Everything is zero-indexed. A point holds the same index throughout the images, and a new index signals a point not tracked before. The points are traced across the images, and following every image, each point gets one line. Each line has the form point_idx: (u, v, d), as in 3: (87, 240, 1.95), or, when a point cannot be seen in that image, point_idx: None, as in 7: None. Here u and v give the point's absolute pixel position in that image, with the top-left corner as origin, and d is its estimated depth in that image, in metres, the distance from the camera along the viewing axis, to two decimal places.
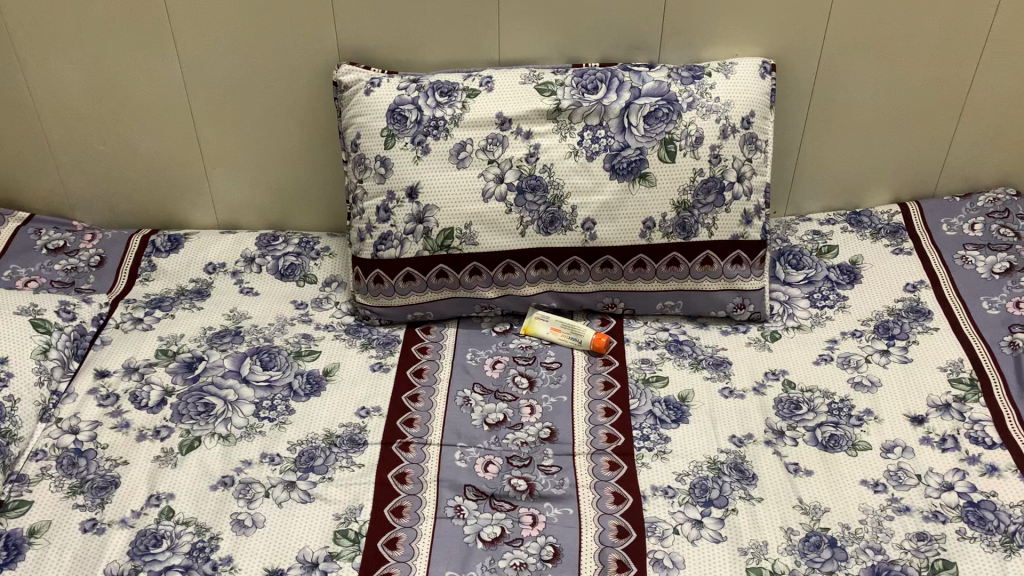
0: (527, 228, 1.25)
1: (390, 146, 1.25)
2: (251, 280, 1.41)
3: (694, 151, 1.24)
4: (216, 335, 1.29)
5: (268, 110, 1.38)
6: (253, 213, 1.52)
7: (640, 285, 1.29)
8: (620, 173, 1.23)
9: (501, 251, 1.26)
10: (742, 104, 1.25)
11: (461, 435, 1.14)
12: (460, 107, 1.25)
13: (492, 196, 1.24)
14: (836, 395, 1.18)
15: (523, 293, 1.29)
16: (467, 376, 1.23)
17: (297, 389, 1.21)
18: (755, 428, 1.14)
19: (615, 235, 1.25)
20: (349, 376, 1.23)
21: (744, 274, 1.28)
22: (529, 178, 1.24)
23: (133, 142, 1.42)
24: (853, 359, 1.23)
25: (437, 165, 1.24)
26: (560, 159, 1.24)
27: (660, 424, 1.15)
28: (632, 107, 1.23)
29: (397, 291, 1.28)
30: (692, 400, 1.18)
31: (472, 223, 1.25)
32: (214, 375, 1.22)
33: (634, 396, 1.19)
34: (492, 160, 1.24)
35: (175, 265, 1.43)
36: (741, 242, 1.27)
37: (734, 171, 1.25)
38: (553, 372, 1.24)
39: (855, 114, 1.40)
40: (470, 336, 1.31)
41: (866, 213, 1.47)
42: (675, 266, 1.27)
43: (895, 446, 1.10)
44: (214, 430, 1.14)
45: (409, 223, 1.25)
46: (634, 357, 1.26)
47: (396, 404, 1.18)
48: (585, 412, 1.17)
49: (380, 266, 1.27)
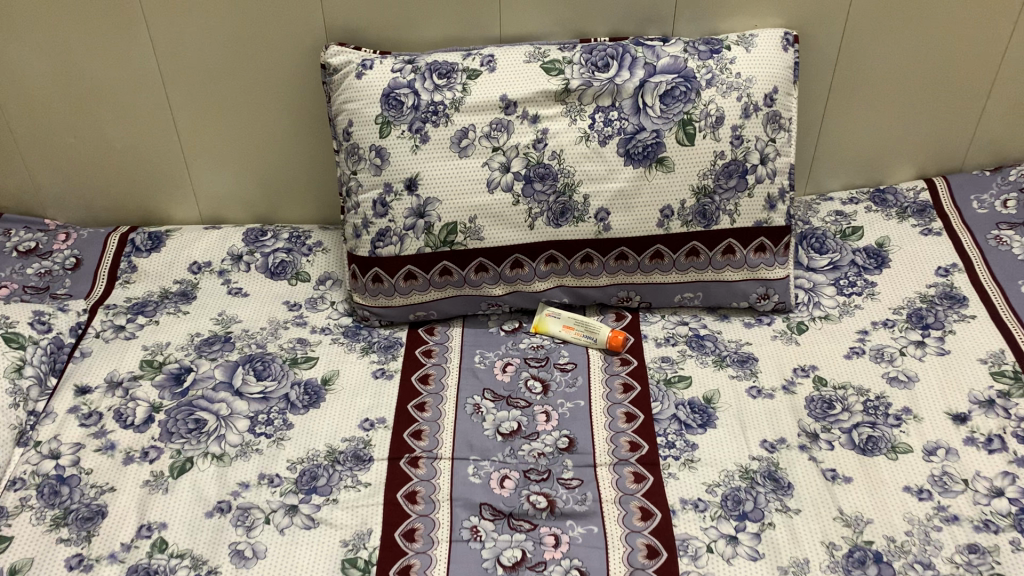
0: (536, 220, 1.16)
1: (385, 134, 1.16)
2: (239, 279, 1.30)
3: (715, 133, 1.15)
4: (204, 343, 1.20)
5: (252, 97, 1.27)
6: (238, 206, 1.40)
7: (657, 277, 1.21)
8: (635, 159, 1.15)
9: (509, 246, 1.17)
10: (763, 80, 1.16)
11: (473, 448, 1.06)
12: (460, 90, 1.15)
13: (497, 186, 1.15)
14: (871, 393, 1.10)
15: (532, 289, 1.21)
16: (476, 381, 1.15)
17: (295, 401, 1.12)
18: (787, 432, 1.06)
19: (629, 225, 1.17)
20: (349, 385, 1.14)
21: (767, 262, 1.20)
22: (536, 166, 1.15)
23: (106, 131, 1.31)
24: (887, 352, 1.15)
25: (436, 155, 1.15)
26: (569, 144, 1.15)
27: (685, 430, 1.07)
28: (646, 86, 1.15)
29: (397, 290, 1.20)
30: (718, 402, 1.11)
31: (477, 217, 1.16)
32: (204, 389, 1.13)
33: (656, 399, 1.11)
34: (496, 147, 1.15)
35: (156, 265, 1.31)
36: (764, 229, 1.19)
37: (757, 153, 1.17)
38: (568, 375, 1.15)
39: (882, 88, 1.31)
40: (477, 336, 1.22)
41: (890, 191, 1.39)
42: (694, 256, 1.19)
43: (937, 448, 1.03)
44: (207, 449, 1.06)
45: (409, 218, 1.16)
46: (653, 356, 1.18)
47: (401, 414, 1.10)
48: (604, 419, 1.09)
49: (379, 264, 1.19)
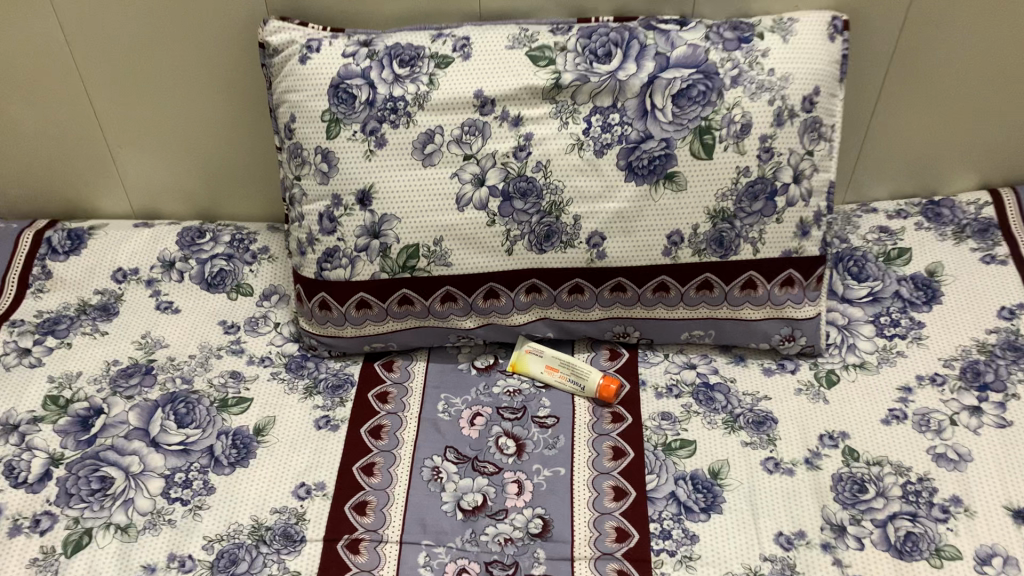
0: (514, 245, 0.95)
1: (333, 135, 0.94)
2: (170, 291, 1.11)
3: (739, 144, 0.93)
4: (121, 375, 1.02)
5: (183, 79, 1.06)
6: (175, 198, 1.20)
7: (661, 312, 1.00)
8: (639, 174, 0.94)
9: (481, 273, 0.97)
10: (802, 78, 0.94)
11: (426, 529, 0.88)
12: (426, 82, 0.94)
13: (469, 203, 0.94)
14: (912, 473, 0.91)
15: (510, 323, 1.00)
16: (438, 437, 0.96)
17: (219, 457, 0.94)
18: (808, 523, 0.87)
19: (629, 253, 0.96)
20: (286, 437, 0.96)
21: (795, 299, 1.00)
22: (517, 180, 0.94)
23: (12, 114, 1.10)
24: (934, 420, 0.95)
25: (395, 162, 0.94)
26: (558, 154, 0.94)
27: (684, 515, 0.89)
28: (656, 83, 0.92)
29: (348, 320, 1.00)
30: (725, 478, 0.92)
31: (443, 239, 0.95)
32: (114, 438, 0.95)
33: (651, 471, 0.92)
34: (468, 155, 0.94)
35: (75, 272, 1.12)
36: (793, 260, 0.98)
37: (789, 169, 0.95)
38: (547, 433, 0.96)
39: (947, 83, 1.08)
40: (444, 375, 1.03)
41: (946, 203, 1.17)
42: (706, 290, 0.98)
43: (992, 557, 0.83)
44: (110, 519, 0.89)
45: (361, 238, 0.96)
46: (651, 411, 0.98)
47: (344, 480, 0.92)
48: (586, 495, 0.91)
49: (326, 289, 0.99)
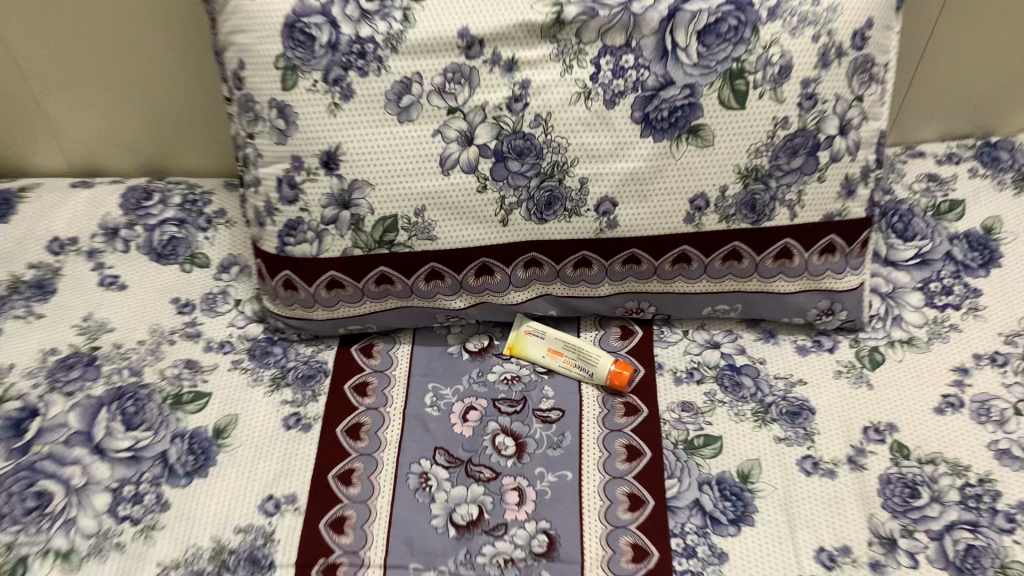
0: (511, 214, 0.81)
1: (289, 85, 0.77)
2: (115, 264, 0.97)
3: (776, 91, 0.78)
4: (59, 366, 0.88)
5: (109, 12, 0.89)
6: (117, 151, 1.05)
7: (680, 286, 0.87)
8: (658, 128, 0.78)
9: (472, 247, 0.83)
10: (854, 10, 0.77)
11: (414, 550, 0.76)
12: (399, 19, 0.76)
13: (455, 165, 0.79)
14: (971, 474, 0.78)
15: (506, 301, 0.87)
16: (426, 436, 0.84)
17: (174, 465, 0.82)
18: (852, 537, 0.76)
19: (645, 221, 0.82)
20: (250, 441, 0.84)
21: (836, 269, 0.86)
22: (512, 138, 0.78)
23: None
24: (995, 408, 0.82)
25: (366, 118, 0.78)
26: (560, 106, 0.78)
27: (711, 529, 0.77)
28: (680, 17, 0.75)
29: (319, 302, 0.86)
30: (757, 483, 0.80)
31: (426, 209, 0.81)
32: (53, 444, 0.82)
33: (671, 474, 0.81)
34: (453, 109, 0.78)
35: (4, 243, 0.97)
36: (835, 225, 0.84)
37: (835, 119, 0.80)
38: (552, 429, 0.84)
39: (1020, 0, 0.91)
40: (432, 360, 0.90)
41: (1004, 146, 1.02)
42: (734, 260, 0.85)
43: None
44: (48, 544, 0.75)
45: (328, 208, 0.81)
46: (669, 400, 0.86)
47: (319, 492, 0.80)
48: (598, 505, 0.79)
49: (291, 267, 0.84)
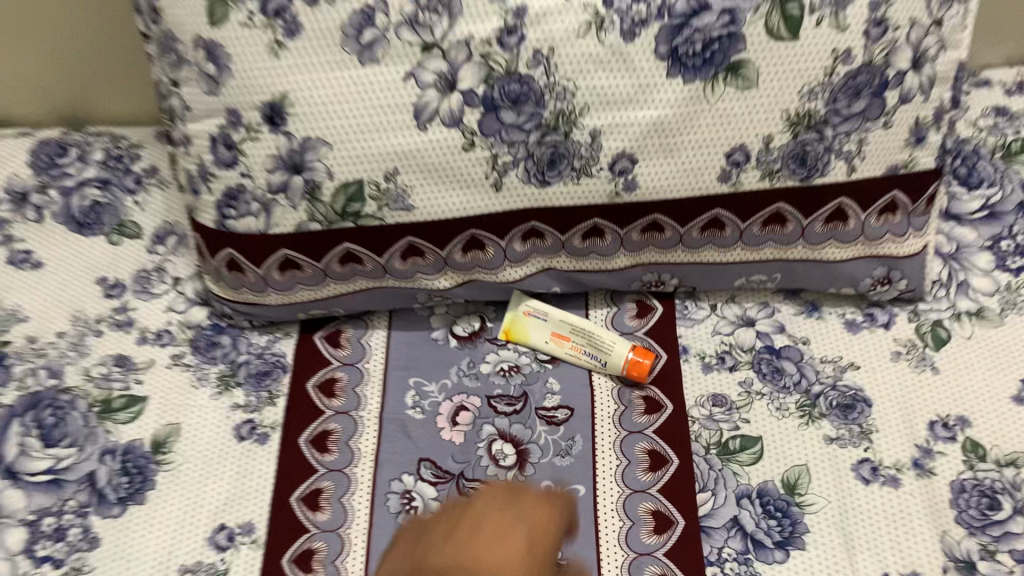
0: (505, 176, 0.65)
1: (218, 17, 0.59)
2: (26, 236, 0.80)
3: (839, 15, 0.61)
4: None
5: None
6: (21, 95, 0.87)
7: (710, 255, 0.72)
8: (690, 66, 0.62)
9: (458, 218, 0.67)
10: None
11: None
12: None
13: (434, 117, 0.63)
14: None
15: (500, 279, 0.72)
16: (408, 445, 0.70)
17: (105, 490, 0.67)
18: (923, 561, 0.63)
19: (670, 181, 0.67)
20: (196, 455, 0.70)
21: (898, 231, 0.71)
22: (505, 81, 0.62)
23: None
24: None
25: (316, 58, 0.60)
26: (566, 39, 0.61)
27: (754, 554, 0.64)
28: None
29: (272, 286, 0.71)
30: (807, 495, 0.67)
31: (399, 172, 0.65)
32: None
33: (704, 486, 0.67)
34: (428, 45, 0.60)
35: None
36: (900, 179, 0.69)
37: (909, 50, 0.63)
38: (558, 432, 0.71)
39: None
40: (412, 349, 0.76)
41: None
42: (777, 225, 0.70)
43: None
44: None
45: (276, 174, 0.65)
46: (697, 393, 0.73)
47: (281, 519, 0.66)
48: (617, 528, 0.65)
49: (234, 245, 0.68)
